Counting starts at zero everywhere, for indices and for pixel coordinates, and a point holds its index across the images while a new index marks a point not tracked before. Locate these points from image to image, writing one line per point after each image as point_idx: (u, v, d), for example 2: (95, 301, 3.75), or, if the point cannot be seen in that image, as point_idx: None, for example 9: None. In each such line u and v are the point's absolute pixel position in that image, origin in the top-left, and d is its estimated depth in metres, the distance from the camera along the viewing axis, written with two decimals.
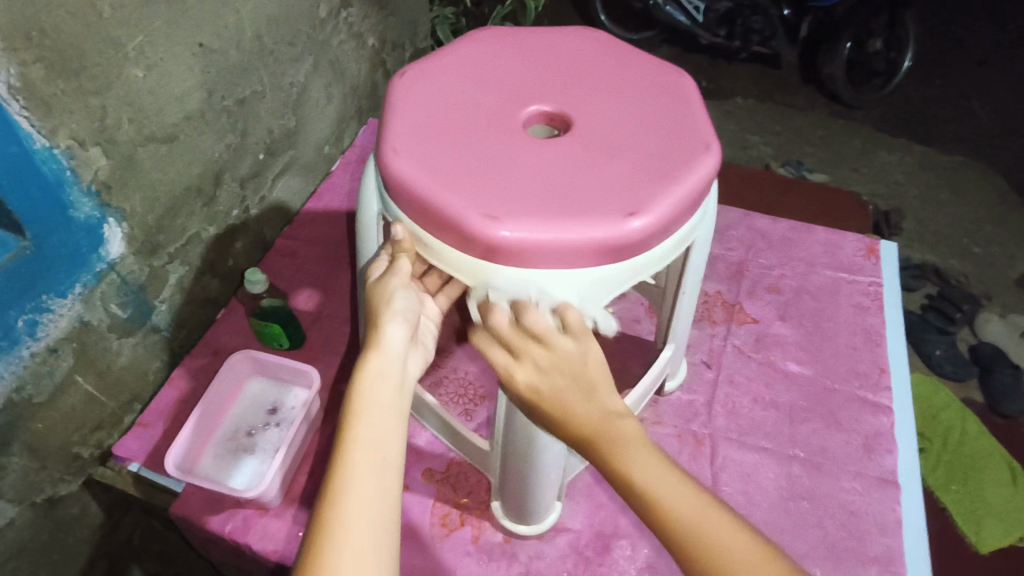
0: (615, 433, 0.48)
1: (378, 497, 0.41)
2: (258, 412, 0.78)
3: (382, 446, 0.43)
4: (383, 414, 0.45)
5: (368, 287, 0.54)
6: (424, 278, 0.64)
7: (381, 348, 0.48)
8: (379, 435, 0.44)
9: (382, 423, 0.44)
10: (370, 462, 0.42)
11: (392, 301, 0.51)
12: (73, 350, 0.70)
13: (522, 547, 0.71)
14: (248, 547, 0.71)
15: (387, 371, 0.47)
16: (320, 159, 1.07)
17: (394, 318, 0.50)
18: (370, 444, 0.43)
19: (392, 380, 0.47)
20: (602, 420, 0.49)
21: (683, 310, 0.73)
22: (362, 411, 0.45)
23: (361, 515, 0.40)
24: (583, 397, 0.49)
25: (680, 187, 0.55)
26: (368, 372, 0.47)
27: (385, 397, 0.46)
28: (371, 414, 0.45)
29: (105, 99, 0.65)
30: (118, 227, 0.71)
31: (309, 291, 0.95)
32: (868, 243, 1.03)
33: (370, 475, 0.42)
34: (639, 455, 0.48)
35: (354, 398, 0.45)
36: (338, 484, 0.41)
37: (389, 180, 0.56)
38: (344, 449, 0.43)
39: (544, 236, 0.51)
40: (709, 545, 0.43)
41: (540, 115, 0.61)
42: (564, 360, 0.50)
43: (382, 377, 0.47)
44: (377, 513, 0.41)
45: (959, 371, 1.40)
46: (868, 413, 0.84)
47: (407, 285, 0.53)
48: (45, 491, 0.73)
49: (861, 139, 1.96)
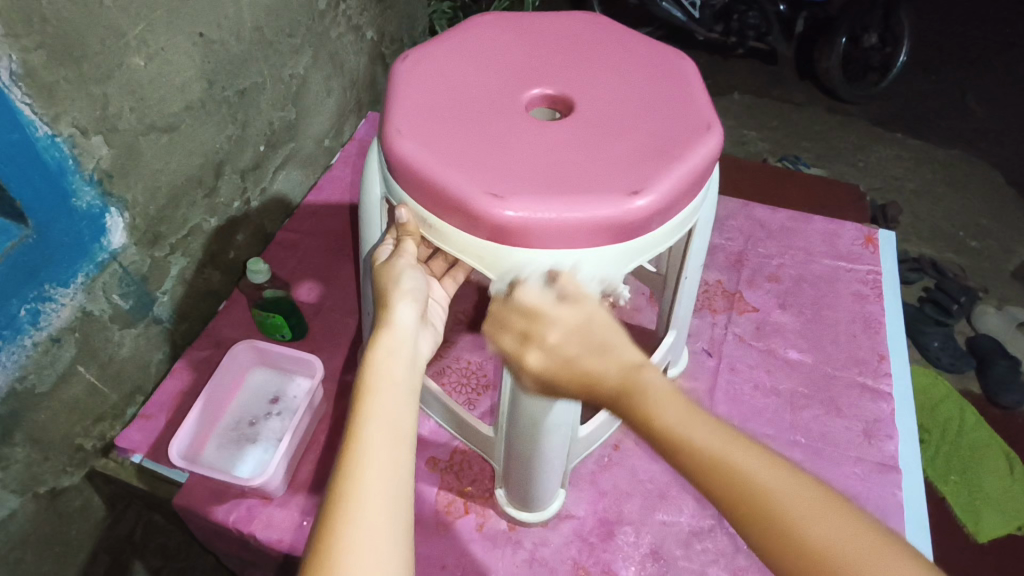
0: (638, 382, 0.44)
1: (392, 466, 0.41)
2: (261, 402, 0.78)
3: (394, 421, 0.44)
4: (395, 388, 0.45)
5: (375, 269, 0.55)
6: (429, 262, 0.64)
7: (390, 327, 0.49)
8: (392, 410, 0.44)
9: (395, 396, 0.45)
10: (384, 432, 0.43)
11: (400, 284, 0.52)
12: (76, 341, 0.70)
13: (526, 534, 0.72)
14: (252, 536, 0.71)
15: (398, 349, 0.48)
16: (320, 152, 1.07)
17: (402, 300, 0.51)
18: (383, 416, 0.43)
19: (403, 358, 0.48)
20: (622, 374, 0.45)
21: (686, 295, 0.73)
22: (374, 385, 0.45)
23: (376, 483, 0.40)
24: (596, 353, 0.46)
25: (683, 167, 0.55)
26: (379, 350, 0.48)
27: (396, 374, 0.46)
28: (384, 388, 0.45)
29: (106, 88, 0.65)
30: (119, 217, 0.71)
31: (310, 283, 0.95)
32: (867, 232, 1.04)
33: (384, 446, 0.42)
34: (662, 400, 0.43)
35: (366, 375, 0.46)
36: (352, 455, 0.41)
37: (392, 162, 0.56)
38: (357, 422, 0.43)
39: (549, 215, 0.51)
40: (794, 527, 0.37)
41: (543, 98, 0.62)
42: (571, 328, 0.48)
43: (393, 355, 0.47)
44: (392, 482, 0.41)
45: (956, 363, 1.41)
46: (868, 399, 0.84)
47: (413, 268, 0.54)
48: (47, 482, 0.73)
49: (858, 133, 1.97)
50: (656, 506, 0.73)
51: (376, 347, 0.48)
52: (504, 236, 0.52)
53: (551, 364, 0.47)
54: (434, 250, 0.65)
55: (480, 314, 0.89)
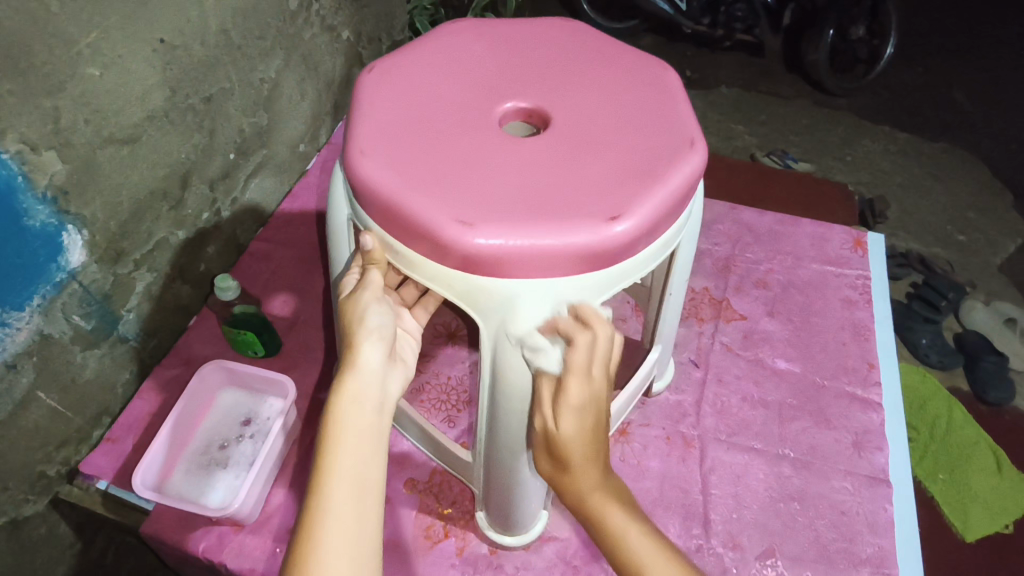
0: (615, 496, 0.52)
1: (359, 529, 0.41)
2: (231, 424, 0.75)
3: (361, 475, 0.43)
4: (361, 440, 0.44)
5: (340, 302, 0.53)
6: (400, 289, 0.62)
7: (356, 369, 0.47)
8: (359, 463, 0.43)
9: (361, 449, 0.44)
10: (349, 491, 0.41)
11: (365, 319, 0.50)
12: (34, 365, 0.67)
13: (508, 558, 0.69)
14: (223, 565, 0.68)
15: (364, 393, 0.46)
16: (295, 158, 1.04)
17: (369, 338, 0.49)
18: (348, 472, 0.42)
19: (370, 403, 0.46)
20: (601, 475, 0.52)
21: (670, 310, 0.71)
22: (340, 437, 0.44)
23: (339, 546, 0.40)
24: (596, 444, 0.51)
25: (664, 187, 0.52)
26: (345, 395, 0.46)
27: (364, 422, 0.45)
28: (349, 441, 0.44)
29: (58, 100, 0.61)
30: (77, 235, 0.68)
31: (285, 295, 0.92)
32: (855, 235, 1.02)
33: (349, 506, 0.41)
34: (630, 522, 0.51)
35: (331, 424, 0.44)
36: (316, 514, 0.40)
37: (356, 184, 0.53)
38: (322, 478, 0.42)
39: (522, 243, 0.48)
40: None
41: (517, 112, 0.59)
42: (589, 411, 0.50)
43: (360, 399, 0.46)
44: (356, 546, 0.40)
45: (945, 360, 1.40)
46: (857, 409, 0.83)
47: (380, 300, 0.52)
48: (8, 512, 0.69)
49: (846, 128, 1.95)
50: None
51: (341, 392, 0.46)
52: (476, 265, 0.49)
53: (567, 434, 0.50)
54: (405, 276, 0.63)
55: (460, 327, 0.87)
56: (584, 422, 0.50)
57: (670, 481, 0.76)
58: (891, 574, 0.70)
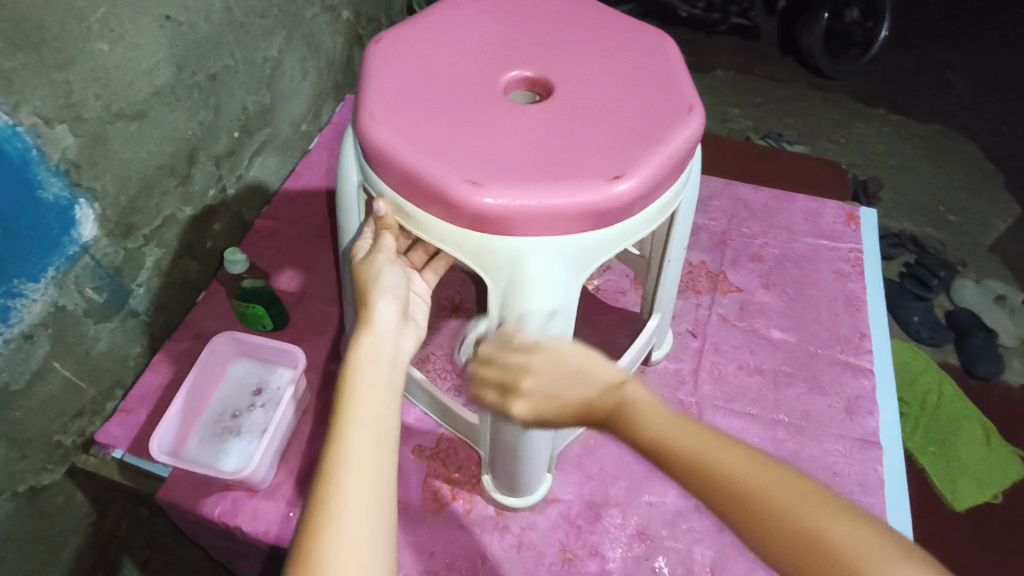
0: (624, 398, 0.47)
1: (378, 469, 0.41)
2: (243, 394, 0.77)
3: (378, 419, 0.44)
4: (378, 389, 0.45)
5: (354, 266, 0.55)
6: (409, 254, 0.65)
7: (371, 326, 0.49)
8: (376, 409, 0.44)
9: (378, 396, 0.45)
10: (368, 433, 0.43)
11: (380, 280, 0.52)
12: (50, 336, 0.69)
13: (514, 518, 0.72)
14: (238, 528, 0.70)
15: (379, 348, 0.48)
16: (297, 137, 1.05)
17: (383, 297, 0.51)
18: (367, 416, 0.43)
19: (385, 357, 0.48)
20: (607, 395, 0.48)
21: (669, 279, 0.73)
22: (357, 385, 0.45)
23: (358, 484, 0.40)
24: (580, 384, 0.49)
25: (664, 149, 0.54)
26: (361, 350, 0.47)
27: (379, 373, 0.46)
28: (366, 389, 0.45)
29: (70, 74, 0.62)
30: (89, 209, 0.69)
31: (290, 271, 0.94)
32: (848, 210, 1.04)
33: (368, 446, 0.42)
34: (649, 410, 0.46)
35: (348, 375, 0.46)
36: (337, 454, 0.41)
37: (368, 149, 0.55)
38: (340, 423, 0.43)
39: (529, 202, 0.50)
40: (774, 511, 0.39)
41: (521, 80, 0.60)
42: (548, 371, 0.50)
43: (375, 353, 0.48)
44: (375, 485, 0.41)
45: (935, 336, 1.43)
46: (849, 375, 0.85)
47: (394, 263, 0.54)
48: (27, 480, 0.71)
49: (840, 110, 1.97)
50: (643, 488, 0.74)
51: (358, 345, 0.48)
52: (484, 225, 0.51)
53: (536, 407, 0.49)
54: (414, 241, 0.65)
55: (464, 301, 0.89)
56: (552, 381, 0.49)
57: None
58: None
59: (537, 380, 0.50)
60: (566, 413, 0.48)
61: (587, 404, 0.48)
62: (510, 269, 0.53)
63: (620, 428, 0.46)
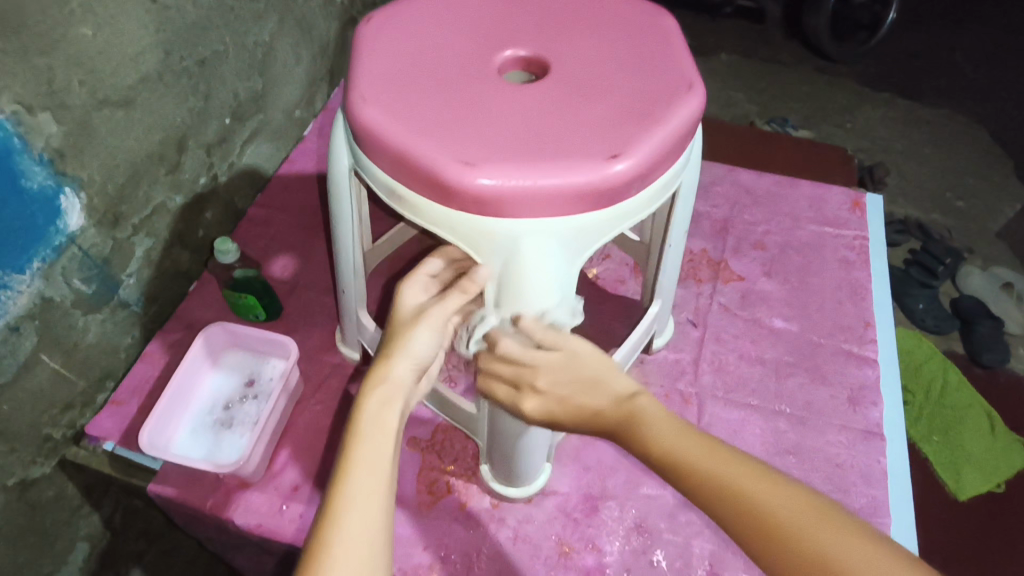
0: (635, 410, 0.47)
1: (377, 531, 0.40)
2: (235, 386, 0.76)
3: (382, 471, 0.42)
4: (385, 443, 0.44)
5: (399, 310, 0.50)
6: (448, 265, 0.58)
7: (388, 380, 0.46)
8: (380, 460, 0.43)
9: (384, 449, 0.43)
10: (372, 486, 0.41)
11: (413, 341, 0.48)
12: (37, 329, 0.68)
13: (510, 511, 0.71)
14: (230, 521, 0.69)
15: (392, 401, 0.45)
16: (291, 124, 1.03)
17: (408, 352, 0.47)
18: (371, 468, 0.42)
19: (397, 409, 0.45)
20: (618, 407, 0.47)
21: (670, 264, 0.71)
22: (364, 434, 0.43)
23: (355, 546, 0.40)
24: (593, 389, 0.49)
25: (663, 128, 0.52)
26: (376, 396, 0.45)
27: (388, 425, 0.44)
28: (374, 440, 0.43)
29: (52, 60, 0.60)
30: (75, 198, 0.68)
31: (284, 261, 0.93)
32: (854, 196, 1.02)
33: (370, 503, 0.41)
34: (662, 424, 0.46)
35: (358, 422, 0.44)
36: (338, 507, 0.41)
37: (357, 130, 0.53)
38: (346, 468, 0.42)
39: (523, 182, 0.48)
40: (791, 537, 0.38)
41: (516, 59, 0.58)
42: (561, 371, 0.49)
43: (387, 404, 0.45)
44: (371, 547, 0.40)
45: (940, 324, 1.41)
46: (853, 365, 0.84)
47: (436, 324, 0.49)
48: (16, 473, 0.70)
49: (846, 94, 1.93)
50: (641, 481, 0.73)
51: (371, 394, 0.45)
52: (478, 208, 0.50)
53: (548, 407, 0.50)
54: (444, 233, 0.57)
55: None
56: (562, 379, 0.49)
57: None
58: (884, 523, 0.71)
59: (555, 380, 0.49)
60: (580, 418, 0.49)
61: (602, 414, 0.48)
62: (508, 252, 0.52)
63: (632, 443, 0.46)
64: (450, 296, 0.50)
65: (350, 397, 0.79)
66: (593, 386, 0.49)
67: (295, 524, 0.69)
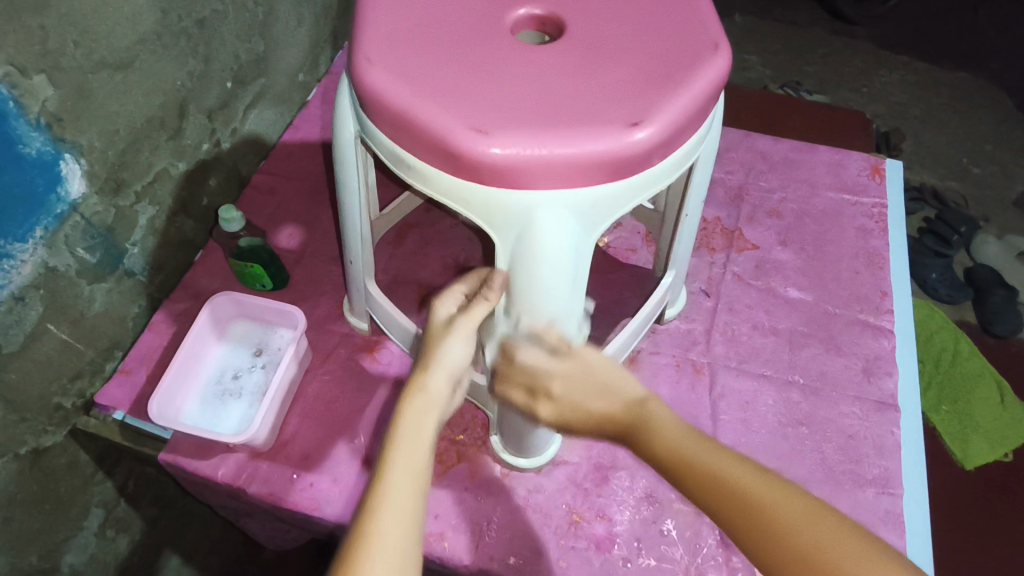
0: (645, 415, 0.49)
1: (412, 528, 0.41)
2: (243, 355, 0.76)
3: (420, 475, 0.43)
4: (423, 447, 0.44)
5: (432, 322, 0.52)
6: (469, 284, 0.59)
7: (427, 389, 0.47)
8: (419, 465, 0.43)
9: (422, 451, 0.44)
10: (407, 489, 0.42)
11: (449, 350, 0.50)
12: (42, 298, 0.67)
13: (520, 481, 0.71)
14: (241, 490, 0.69)
15: (430, 409, 0.46)
16: (294, 88, 1.00)
17: (445, 360, 0.49)
18: (410, 467, 0.43)
19: (435, 415, 0.47)
20: (628, 410, 0.50)
21: (685, 236, 0.69)
22: (404, 435, 0.44)
23: (391, 544, 0.40)
24: (604, 396, 0.51)
25: (685, 92, 0.50)
26: (414, 400, 0.47)
27: (426, 429, 0.45)
28: (414, 443, 0.44)
29: (44, 19, 0.58)
30: (76, 164, 0.66)
31: (290, 229, 0.91)
32: (873, 162, 0.99)
33: (405, 504, 0.41)
34: (671, 429, 0.48)
35: (397, 425, 0.45)
36: (376, 507, 0.41)
37: (363, 94, 0.51)
38: (384, 468, 0.43)
39: (537, 151, 0.46)
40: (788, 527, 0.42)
41: (529, 19, 0.56)
42: (573, 378, 0.52)
43: (427, 410, 0.46)
44: (406, 543, 0.40)
45: (953, 294, 1.39)
46: (868, 336, 0.82)
47: (468, 335, 0.51)
48: (28, 442, 0.70)
49: (863, 57, 1.87)
50: None
51: (410, 399, 0.47)
52: (491, 177, 0.48)
53: (561, 413, 0.52)
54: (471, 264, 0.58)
55: (468, 259, 0.86)
56: (577, 386, 0.52)
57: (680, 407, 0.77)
58: (896, 494, 0.71)
59: (569, 387, 0.52)
60: (592, 421, 0.51)
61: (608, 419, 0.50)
62: (525, 223, 0.49)
63: (638, 446, 0.49)
64: (476, 309, 0.51)
65: (359, 367, 0.78)
66: (601, 394, 0.51)
67: (305, 493, 0.69)
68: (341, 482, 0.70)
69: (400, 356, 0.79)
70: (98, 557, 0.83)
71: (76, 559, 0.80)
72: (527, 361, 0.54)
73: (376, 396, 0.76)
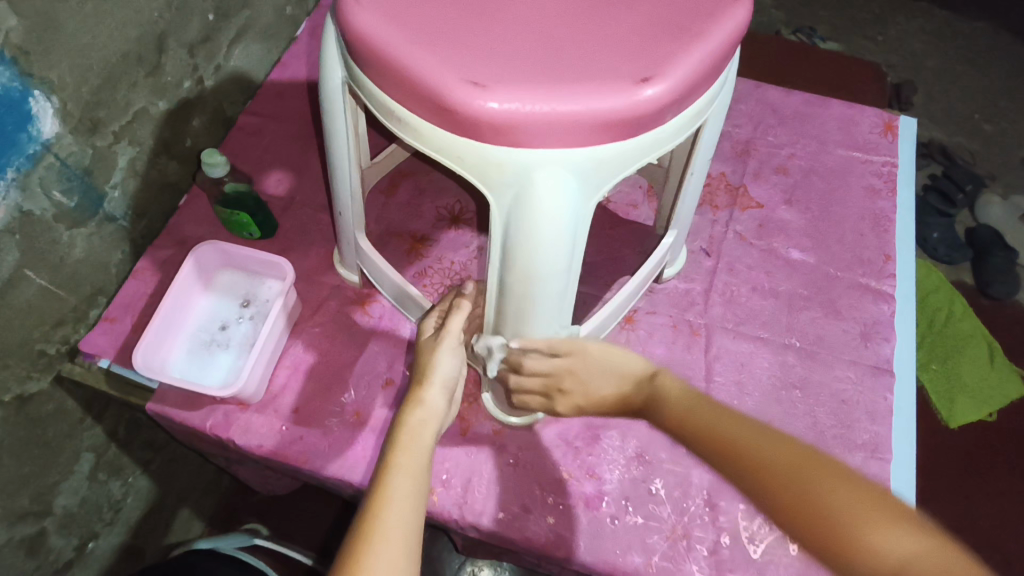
0: (654, 390, 0.55)
1: (412, 511, 0.47)
2: (230, 306, 0.74)
3: (418, 476, 0.50)
4: (421, 455, 0.52)
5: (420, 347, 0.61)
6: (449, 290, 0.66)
7: (422, 406, 0.55)
8: (418, 468, 0.51)
9: (420, 459, 0.51)
10: (407, 486, 0.49)
11: (437, 366, 0.58)
12: (18, 244, 0.64)
13: (511, 438, 0.71)
14: (230, 441, 0.69)
15: (426, 424, 0.54)
16: (282, 22, 0.94)
17: (437, 381, 0.57)
18: (409, 470, 0.50)
19: (431, 429, 0.55)
20: (640, 388, 0.56)
21: (690, 194, 0.66)
22: (406, 444, 0.52)
23: (394, 529, 0.46)
24: (614, 381, 0.58)
25: (701, 44, 0.46)
26: (412, 419, 0.54)
27: (424, 439, 0.53)
28: (414, 451, 0.52)
29: None
30: (46, 102, 0.62)
31: (278, 174, 0.88)
32: (887, 118, 0.95)
33: (407, 497, 0.48)
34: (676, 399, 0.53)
35: (400, 436, 0.53)
36: (381, 500, 0.47)
37: (351, 38, 0.47)
38: (387, 470, 0.50)
39: (537, 106, 0.43)
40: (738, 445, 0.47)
41: None
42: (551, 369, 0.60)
43: (424, 425, 0.54)
44: (407, 527, 0.46)
45: (952, 255, 1.37)
46: (869, 300, 0.81)
47: (453, 351, 0.59)
48: (12, 389, 0.68)
49: (880, 4, 1.79)
50: None
51: (408, 416, 0.55)
52: (486, 133, 0.44)
53: (576, 403, 0.60)
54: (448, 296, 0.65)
55: (463, 211, 0.83)
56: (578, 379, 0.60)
57: (674, 367, 0.76)
58: (885, 459, 0.71)
59: (577, 382, 0.60)
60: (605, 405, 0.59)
61: (621, 399, 0.58)
62: (504, 195, 0.48)
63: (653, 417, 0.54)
64: (454, 324, 0.60)
65: (349, 321, 0.77)
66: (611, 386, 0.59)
67: (294, 446, 0.69)
68: (331, 436, 0.70)
69: (392, 311, 0.78)
70: (92, 498, 0.83)
71: (68, 500, 0.80)
72: (533, 369, 0.60)
73: (366, 350, 0.75)
